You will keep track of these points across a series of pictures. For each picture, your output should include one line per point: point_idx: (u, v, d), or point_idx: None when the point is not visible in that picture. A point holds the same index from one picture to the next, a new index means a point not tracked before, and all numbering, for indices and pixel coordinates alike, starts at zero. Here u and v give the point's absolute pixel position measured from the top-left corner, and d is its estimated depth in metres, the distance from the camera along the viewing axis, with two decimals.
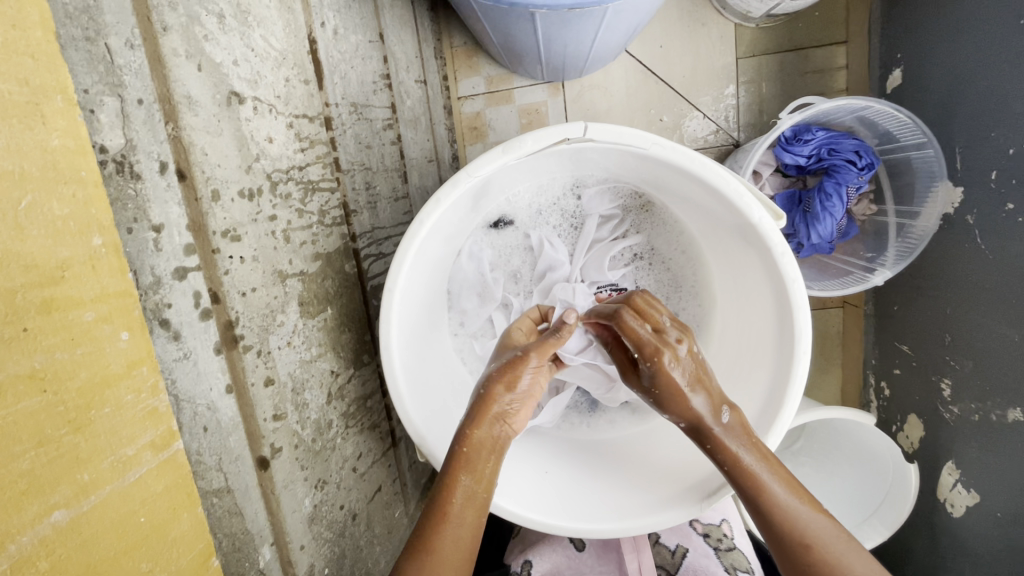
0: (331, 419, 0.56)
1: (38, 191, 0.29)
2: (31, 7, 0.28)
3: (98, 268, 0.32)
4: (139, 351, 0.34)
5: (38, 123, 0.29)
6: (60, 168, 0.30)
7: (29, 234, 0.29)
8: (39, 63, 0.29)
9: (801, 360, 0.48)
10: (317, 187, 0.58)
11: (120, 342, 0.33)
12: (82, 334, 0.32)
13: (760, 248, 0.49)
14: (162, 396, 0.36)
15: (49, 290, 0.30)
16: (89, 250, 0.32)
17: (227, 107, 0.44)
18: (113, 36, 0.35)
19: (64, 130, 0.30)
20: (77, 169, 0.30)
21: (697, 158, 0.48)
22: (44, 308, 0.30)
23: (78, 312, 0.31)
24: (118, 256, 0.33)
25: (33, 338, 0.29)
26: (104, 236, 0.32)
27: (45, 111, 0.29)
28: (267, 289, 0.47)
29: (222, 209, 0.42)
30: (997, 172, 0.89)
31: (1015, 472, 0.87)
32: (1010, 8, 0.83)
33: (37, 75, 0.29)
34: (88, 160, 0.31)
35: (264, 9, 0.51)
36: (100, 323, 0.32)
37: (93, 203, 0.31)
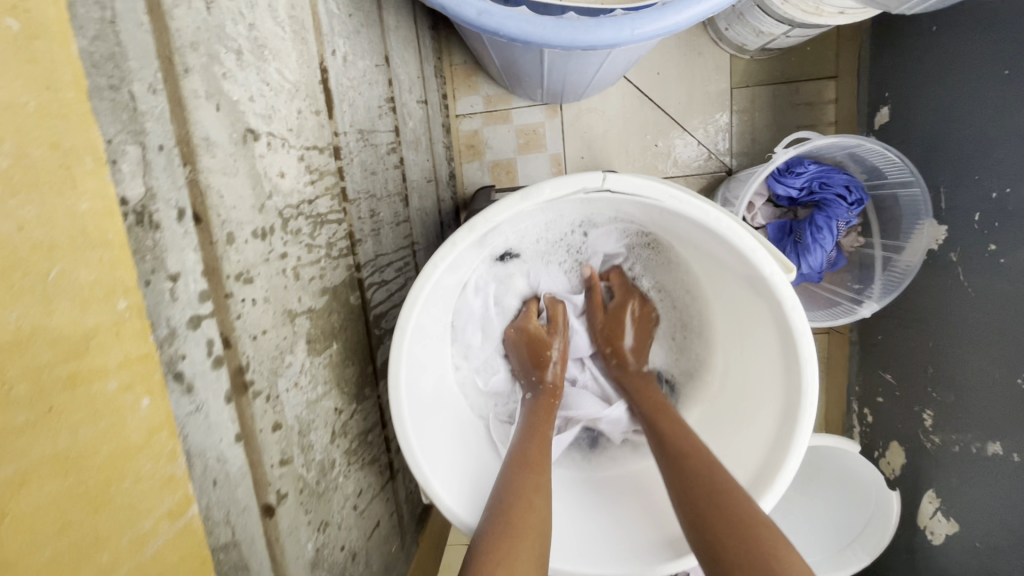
0: (334, 458, 0.55)
1: (66, 260, 0.28)
2: (65, 67, 0.27)
3: (122, 333, 0.31)
4: (160, 418, 0.33)
5: (69, 187, 0.28)
6: (87, 234, 0.29)
7: (56, 307, 0.28)
8: (72, 123, 0.28)
9: (804, 423, 0.49)
10: (325, 220, 0.57)
11: (141, 409, 0.32)
12: (105, 405, 0.30)
13: (769, 300, 0.50)
14: (179, 461, 0.35)
15: (74, 363, 0.29)
16: (114, 316, 0.30)
17: (243, 146, 0.43)
18: (136, 82, 0.33)
19: (93, 192, 0.29)
20: (104, 232, 0.29)
21: (714, 213, 0.48)
22: (68, 384, 0.28)
23: (101, 383, 0.30)
24: (141, 319, 0.32)
25: (57, 418, 0.28)
26: (129, 299, 0.31)
27: (76, 174, 0.28)
28: (276, 330, 0.46)
29: (236, 252, 0.41)
30: (979, 214, 0.92)
31: (995, 504, 0.89)
32: (993, 59, 0.87)
33: (68, 137, 0.28)
34: (115, 222, 0.30)
35: (280, 41, 0.51)
36: (123, 392, 0.31)
37: (119, 266, 0.30)
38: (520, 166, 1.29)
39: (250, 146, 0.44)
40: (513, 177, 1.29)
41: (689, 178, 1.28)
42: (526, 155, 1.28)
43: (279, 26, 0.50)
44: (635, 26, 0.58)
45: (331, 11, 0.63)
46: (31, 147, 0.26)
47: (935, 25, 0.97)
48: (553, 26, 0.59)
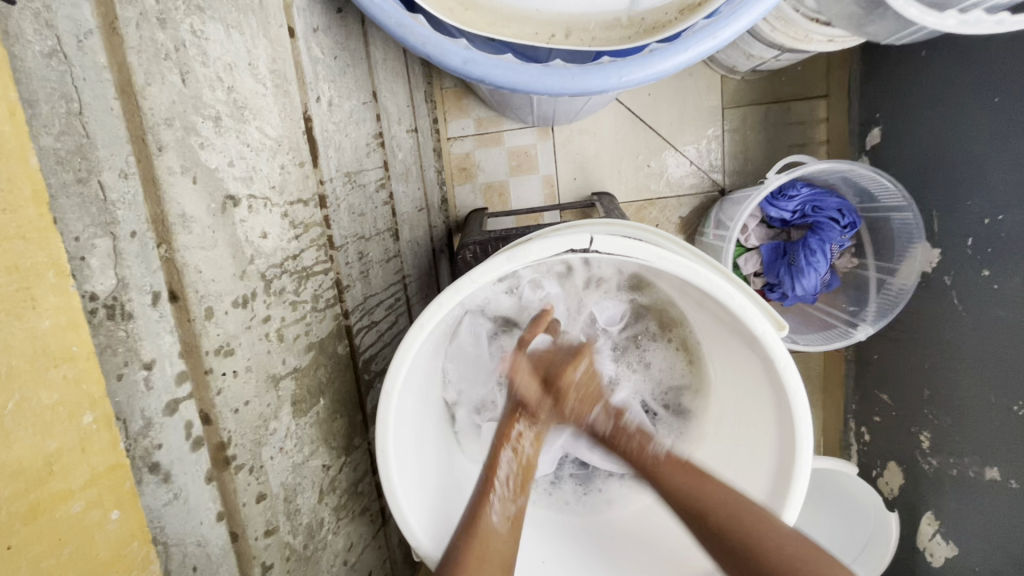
0: (323, 517, 0.54)
1: (24, 386, 0.28)
2: (24, 182, 0.27)
3: (89, 448, 0.31)
4: (132, 529, 0.33)
5: (29, 309, 0.28)
6: (49, 353, 0.29)
7: (15, 437, 0.27)
8: (31, 243, 0.27)
9: (800, 483, 0.50)
10: (311, 273, 0.55)
11: (111, 522, 0.32)
12: (69, 529, 0.30)
13: (762, 355, 0.50)
14: (153, 568, 0.35)
15: (35, 493, 0.29)
16: (80, 431, 0.30)
17: (223, 215, 0.42)
18: (106, 171, 0.34)
19: (55, 308, 0.29)
20: (68, 345, 0.29)
21: (701, 273, 0.47)
22: (28, 516, 0.28)
23: (66, 505, 0.30)
24: (111, 429, 0.32)
25: (16, 554, 0.28)
26: (96, 410, 0.31)
27: (37, 293, 0.28)
28: (260, 399, 0.45)
29: (216, 325, 0.40)
30: (972, 239, 0.92)
31: (993, 531, 0.88)
32: (986, 85, 0.86)
33: (28, 257, 0.27)
34: (80, 333, 0.30)
35: (261, 98, 0.49)
36: (89, 510, 0.31)
37: (85, 378, 0.30)
38: (512, 189, 1.28)
39: (231, 213, 0.43)
40: (505, 200, 1.29)
41: (683, 198, 1.27)
42: (518, 178, 1.27)
43: (260, 83, 0.49)
44: (622, 74, 0.58)
45: (315, 56, 0.61)
46: None
47: (925, 50, 0.97)
48: (540, 74, 0.59)
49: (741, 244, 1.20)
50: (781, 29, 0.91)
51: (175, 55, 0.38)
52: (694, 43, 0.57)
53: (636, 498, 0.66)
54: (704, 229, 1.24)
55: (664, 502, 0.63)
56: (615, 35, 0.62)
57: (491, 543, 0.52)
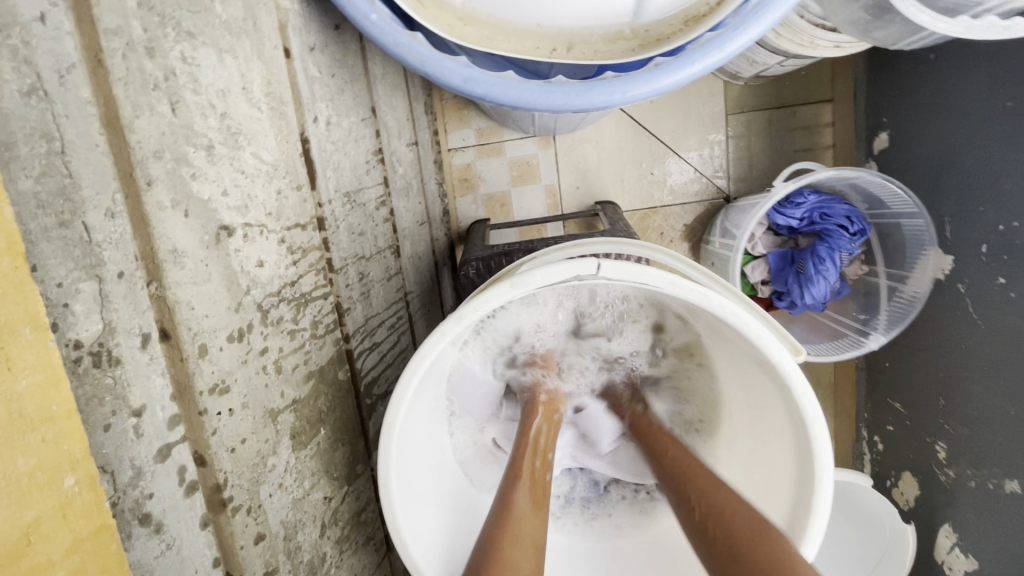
0: (325, 551, 0.53)
1: (0, 454, 0.26)
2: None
3: (71, 511, 0.29)
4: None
5: (2, 369, 0.26)
6: (27, 415, 0.27)
7: None
8: (6, 299, 0.26)
9: (819, 514, 0.47)
10: (310, 299, 0.54)
11: None
12: None
13: (778, 380, 0.48)
14: None
15: (13, 566, 0.27)
16: (61, 494, 0.29)
17: (216, 247, 0.41)
18: (92, 211, 0.32)
19: (32, 366, 0.27)
20: (47, 406, 0.28)
21: (713, 298, 0.45)
22: None
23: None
24: (95, 488, 0.30)
25: None
26: (77, 471, 0.29)
27: (11, 351, 0.26)
28: (257, 435, 0.44)
29: (210, 363, 0.39)
30: (987, 246, 0.89)
31: (1014, 545, 0.86)
32: (998, 88, 0.84)
33: (3, 312, 0.26)
34: (60, 391, 0.28)
35: (256, 122, 0.48)
36: None
37: (65, 439, 0.29)
38: (515, 199, 1.27)
39: (225, 244, 0.42)
40: (507, 210, 1.27)
41: (688, 205, 1.25)
42: (520, 188, 1.26)
43: (255, 107, 0.48)
44: (626, 89, 0.56)
45: (311, 75, 0.59)
46: None
47: (934, 53, 0.95)
48: (541, 91, 0.58)
49: (748, 252, 1.17)
50: (786, 35, 0.89)
51: (164, 85, 0.37)
52: (701, 56, 0.56)
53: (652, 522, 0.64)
54: (710, 237, 1.21)
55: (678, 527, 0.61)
56: (618, 48, 0.60)
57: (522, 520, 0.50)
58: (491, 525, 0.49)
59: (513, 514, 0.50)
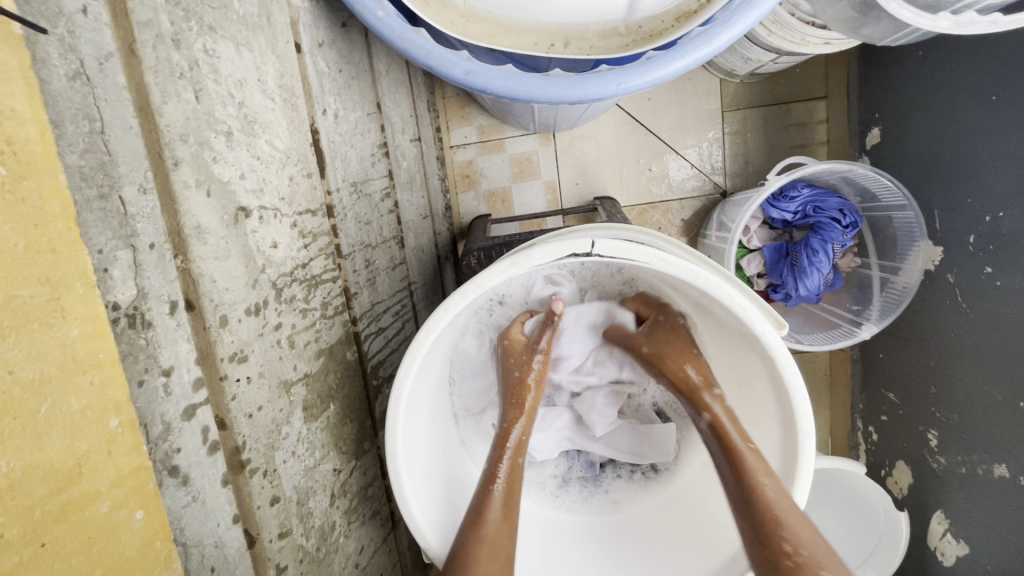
0: (335, 520, 0.55)
1: (56, 393, 0.29)
2: (53, 200, 0.29)
3: (115, 450, 0.32)
4: (155, 527, 0.35)
5: (58, 318, 0.29)
6: (79, 360, 0.30)
7: (47, 440, 0.29)
8: (60, 256, 0.29)
9: (802, 483, 0.49)
10: (320, 281, 0.57)
11: (135, 522, 0.33)
12: (97, 527, 0.32)
13: (764, 354, 0.51)
14: (175, 566, 0.36)
15: (65, 493, 0.30)
16: (106, 434, 0.32)
17: (235, 226, 0.44)
18: (127, 186, 0.35)
19: (83, 317, 0.30)
20: (95, 353, 0.31)
21: (701, 274, 0.48)
22: (60, 515, 0.30)
23: (95, 505, 0.31)
24: (135, 431, 0.33)
25: (52, 551, 0.29)
26: (120, 415, 0.32)
27: (66, 303, 0.30)
28: (272, 404, 0.46)
29: (230, 333, 0.42)
30: (974, 236, 0.92)
31: (1001, 528, 0.88)
32: (983, 82, 0.87)
33: (57, 268, 0.29)
34: (106, 341, 0.32)
35: (269, 112, 0.51)
36: (116, 509, 0.32)
37: (110, 384, 0.32)
38: (515, 195, 1.29)
39: (243, 224, 0.45)
40: (508, 206, 1.30)
41: (684, 201, 1.28)
42: (521, 184, 1.29)
43: (269, 97, 0.51)
44: (620, 82, 0.59)
45: (320, 70, 0.62)
46: (24, 285, 0.28)
47: (922, 50, 0.98)
48: (540, 83, 0.60)
49: (744, 246, 1.20)
50: (777, 32, 0.93)
51: (189, 74, 0.40)
52: (690, 50, 0.59)
53: (650, 494, 0.67)
54: (707, 232, 1.24)
55: (676, 499, 0.64)
56: (613, 43, 0.63)
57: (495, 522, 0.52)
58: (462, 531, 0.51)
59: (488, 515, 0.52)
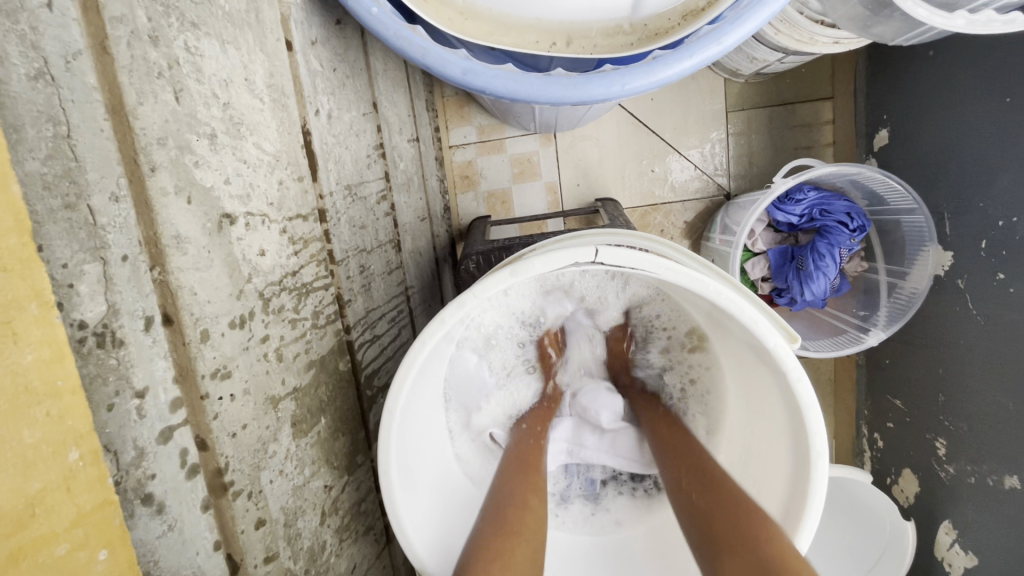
0: (325, 539, 0.53)
1: (4, 427, 0.27)
2: (6, 213, 0.26)
3: (75, 485, 0.30)
4: (121, 568, 0.32)
5: (9, 342, 0.27)
6: (32, 388, 0.28)
7: None
8: (11, 275, 0.27)
9: (815, 508, 0.47)
10: (311, 290, 0.54)
11: (99, 562, 0.31)
12: (54, 571, 0.29)
13: (775, 369, 0.49)
14: None
15: (16, 537, 0.28)
16: (65, 468, 0.29)
17: (218, 234, 0.41)
18: (97, 194, 0.33)
19: (38, 341, 0.28)
20: (52, 380, 0.28)
21: (711, 285, 0.46)
22: (9, 562, 0.27)
23: (50, 548, 0.29)
24: (98, 465, 0.31)
25: None
26: (81, 447, 0.30)
27: (18, 327, 0.27)
28: (259, 421, 0.44)
29: (211, 348, 0.39)
30: (986, 242, 0.90)
31: (1011, 540, 0.86)
32: (997, 83, 0.84)
33: (9, 288, 0.27)
34: (65, 367, 0.29)
35: (257, 113, 0.48)
36: (75, 550, 0.30)
37: (68, 414, 0.29)
38: (515, 196, 1.27)
39: (227, 232, 0.42)
40: (508, 208, 1.27)
41: (688, 203, 1.26)
42: (521, 185, 1.26)
43: (257, 98, 0.48)
44: (625, 82, 0.57)
45: (313, 69, 0.60)
46: None
47: (933, 50, 0.95)
48: (541, 84, 0.58)
49: (748, 249, 1.18)
50: (785, 31, 0.90)
51: (168, 73, 0.37)
52: (699, 49, 0.56)
53: (654, 512, 0.64)
54: (711, 234, 1.22)
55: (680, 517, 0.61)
56: (617, 42, 0.61)
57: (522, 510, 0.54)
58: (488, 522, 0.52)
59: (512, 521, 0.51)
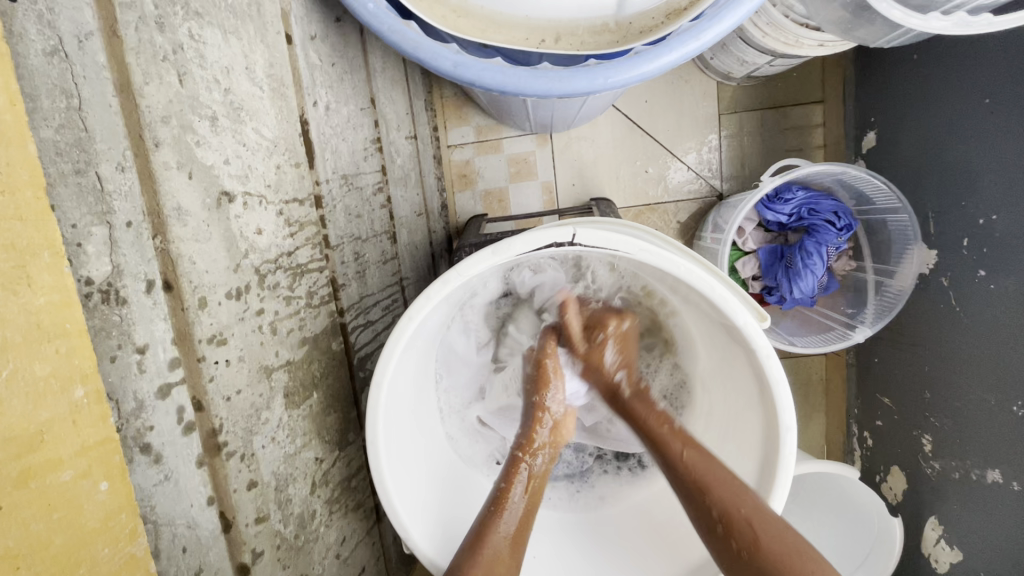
0: (315, 509, 0.55)
1: (18, 358, 0.30)
2: (21, 168, 0.29)
3: (80, 420, 0.32)
4: (119, 501, 0.35)
5: (23, 285, 0.29)
6: (44, 327, 0.30)
7: (8, 405, 0.29)
8: (28, 224, 0.29)
9: (784, 481, 0.50)
10: (306, 270, 0.57)
11: (99, 493, 0.34)
12: (59, 495, 0.32)
13: (746, 346, 0.51)
14: (141, 541, 0.36)
15: (26, 458, 0.30)
16: (71, 404, 0.32)
17: (217, 210, 0.44)
18: (104, 163, 0.36)
19: (49, 286, 0.31)
20: (61, 323, 0.31)
21: (683, 265, 0.48)
22: (20, 480, 0.30)
23: (56, 474, 0.31)
24: (100, 403, 0.33)
25: (7, 516, 0.29)
26: (86, 385, 0.33)
27: (32, 271, 0.30)
28: (252, 388, 0.47)
29: (209, 315, 0.42)
30: (968, 239, 0.92)
31: (995, 534, 0.87)
32: (977, 85, 0.87)
33: (25, 236, 0.29)
34: (73, 312, 0.32)
35: (257, 100, 0.51)
36: (79, 479, 0.33)
37: (76, 353, 0.32)
38: (512, 195, 1.30)
39: (226, 209, 0.45)
40: (505, 206, 1.30)
41: (681, 203, 1.28)
42: (517, 184, 1.29)
43: (257, 86, 0.51)
44: (607, 76, 0.60)
45: (312, 63, 0.63)
46: None
47: (917, 54, 0.98)
48: (529, 77, 0.61)
49: (739, 248, 1.20)
50: (771, 34, 0.94)
51: (173, 57, 0.40)
52: (678, 45, 0.59)
53: (637, 489, 0.66)
54: (702, 233, 1.24)
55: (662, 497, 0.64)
56: (603, 40, 0.64)
57: (499, 541, 0.51)
58: (465, 549, 0.50)
59: (489, 544, 0.51)
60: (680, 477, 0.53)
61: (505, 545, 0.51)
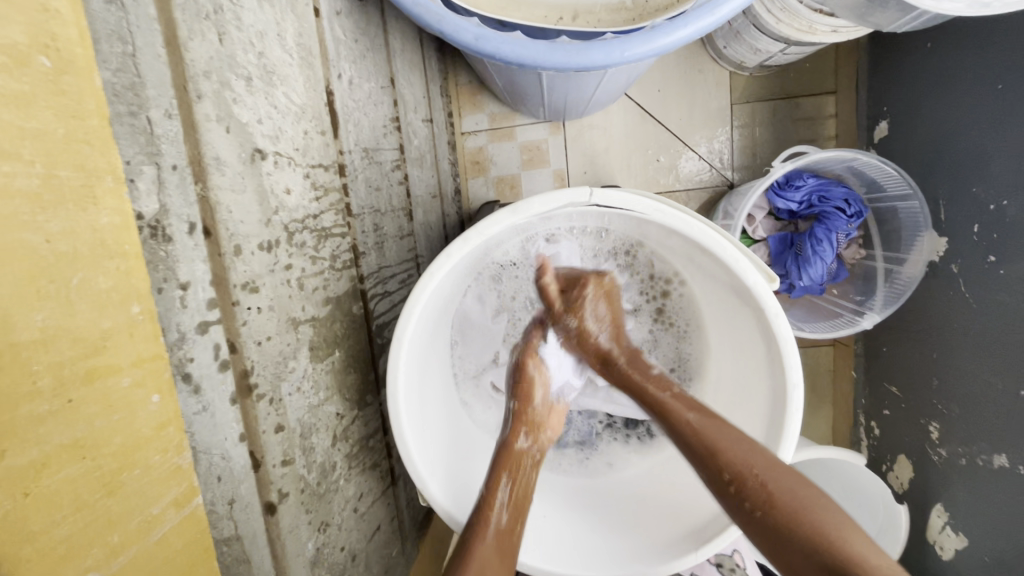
0: (335, 461, 0.57)
1: (85, 268, 0.33)
2: (89, 97, 0.32)
3: (136, 334, 0.35)
4: (168, 413, 0.38)
5: (91, 204, 0.33)
6: (107, 244, 0.33)
7: (77, 309, 0.32)
8: (94, 148, 0.32)
9: (790, 437, 0.52)
10: (330, 234, 0.59)
11: (152, 405, 0.37)
12: (118, 398, 0.35)
13: (755, 308, 0.53)
14: (186, 454, 0.40)
15: (92, 359, 0.33)
16: (128, 318, 0.35)
17: (251, 165, 0.46)
18: (154, 109, 0.38)
19: (113, 208, 0.34)
20: (121, 243, 0.34)
21: (696, 225, 0.51)
22: (86, 378, 0.33)
23: (116, 378, 0.35)
24: (153, 322, 0.36)
25: (76, 408, 0.33)
26: (142, 303, 0.35)
27: (98, 193, 0.33)
28: (280, 337, 0.49)
29: (243, 263, 0.44)
30: (978, 226, 0.92)
31: (1000, 518, 0.88)
32: (991, 71, 0.88)
33: (92, 159, 0.32)
34: (131, 235, 0.35)
35: (287, 67, 0.53)
36: (135, 387, 0.36)
37: (134, 272, 0.35)
38: (524, 182, 1.31)
39: (258, 165, 0.47)
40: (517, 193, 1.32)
41: (691, 192, 1.29)
42: (529, 172, 1.31)
43: (287, 53, 0.53)
44: (623, 49, 0.62)
45: (337, 37, 0.65)
46: (60, 168, 0.31)
47: (930, 41, 0.99)
48: (547, 51, 0.63)
49: (750, 235, 1.21)
50: (786, 20, 0.95)
51: (214, 16, 0.42)
52: (694, 19, 0.60)
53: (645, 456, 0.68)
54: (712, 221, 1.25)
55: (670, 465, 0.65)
56: (619, 17, 0.65)
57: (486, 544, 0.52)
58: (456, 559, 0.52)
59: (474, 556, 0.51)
60: (691, 446, 0.54)
61: (493, 554, 0.52)
